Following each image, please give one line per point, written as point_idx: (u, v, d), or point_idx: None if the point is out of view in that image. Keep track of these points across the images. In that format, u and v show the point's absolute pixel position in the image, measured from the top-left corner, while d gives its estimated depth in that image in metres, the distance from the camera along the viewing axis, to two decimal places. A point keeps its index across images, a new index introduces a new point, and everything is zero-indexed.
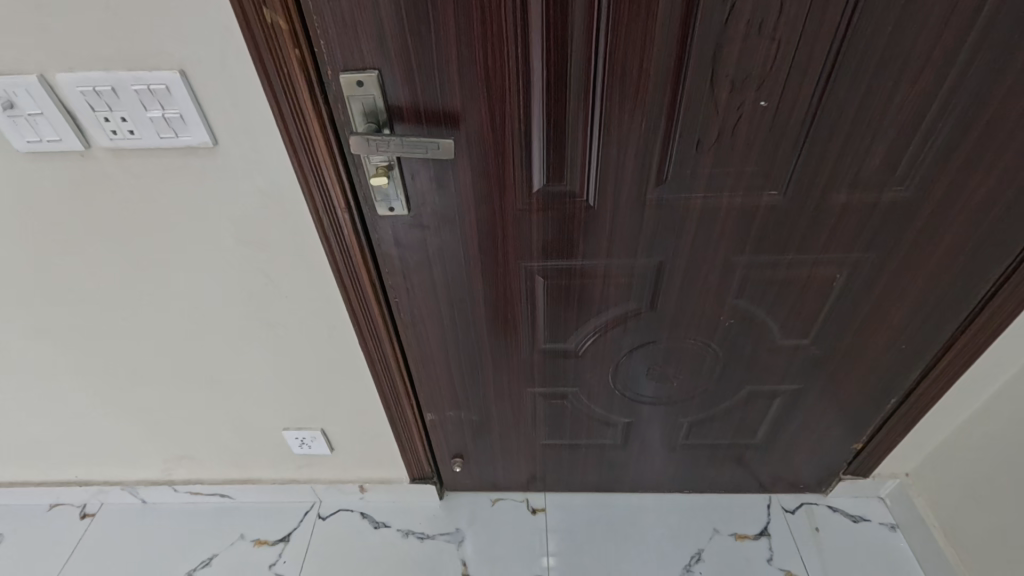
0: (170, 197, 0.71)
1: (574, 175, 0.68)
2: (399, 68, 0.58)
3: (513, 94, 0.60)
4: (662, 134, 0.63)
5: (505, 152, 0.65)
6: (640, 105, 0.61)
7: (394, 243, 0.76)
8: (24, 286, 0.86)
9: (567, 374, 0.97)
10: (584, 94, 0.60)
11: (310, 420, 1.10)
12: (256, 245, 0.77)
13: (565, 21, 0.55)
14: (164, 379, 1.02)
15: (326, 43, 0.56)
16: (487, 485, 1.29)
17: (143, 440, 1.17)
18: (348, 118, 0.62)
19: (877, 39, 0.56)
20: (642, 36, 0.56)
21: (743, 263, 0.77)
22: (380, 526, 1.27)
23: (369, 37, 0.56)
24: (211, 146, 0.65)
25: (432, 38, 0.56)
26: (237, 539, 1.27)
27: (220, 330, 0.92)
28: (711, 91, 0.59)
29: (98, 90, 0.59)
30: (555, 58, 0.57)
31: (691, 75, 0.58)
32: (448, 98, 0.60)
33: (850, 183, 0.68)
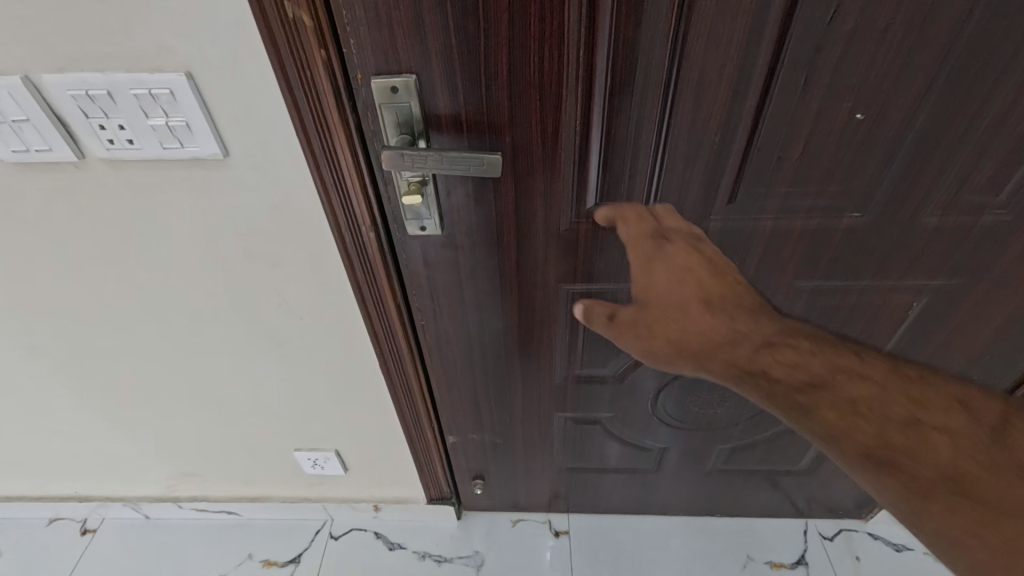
0: (174, 212, 0.63)
1: (631, 194, 0.60)
2: (440, 73, 0.50)
3: (569, 103, 0.52)
4: (736, 150, 0.55)
5: (555, 169, 0.57)
6: (715, 118, 0.53)
7: (423, 264, 0.68)
8: (15, 302, 0.78)
9: (602, 399, 0.90)
10: (652, 104, 0.52)
11: (324, 441, 1.04)
12: (269, 264, 0.70)
13: (638, 20, 0.47)
14: (168, 397, 0.96)
15: (356, 43, 0.48)
16: (508, 505, 1.22)
17: (146, 457, 1.11)
18: (378, 129, 0.54)
19: (1004, 43, 0.47)
20: (727, 38, 0.48)
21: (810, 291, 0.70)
22: (395, 547, 1.21)
23: (407, 36, 0.48)
24: (221, 157, 0.57)
25: (480, 37, 0.48)
26: (245, 560, 1.21)
27: (229, 350, 0.85)
28: (799, 102, 0.51)
29: (92, 94, 0.51)
30: (622, 62, 0.49)
31: (778, 83, 0.50)
32: (495, 106, 0.52)
33: (943, 205, 0.60)
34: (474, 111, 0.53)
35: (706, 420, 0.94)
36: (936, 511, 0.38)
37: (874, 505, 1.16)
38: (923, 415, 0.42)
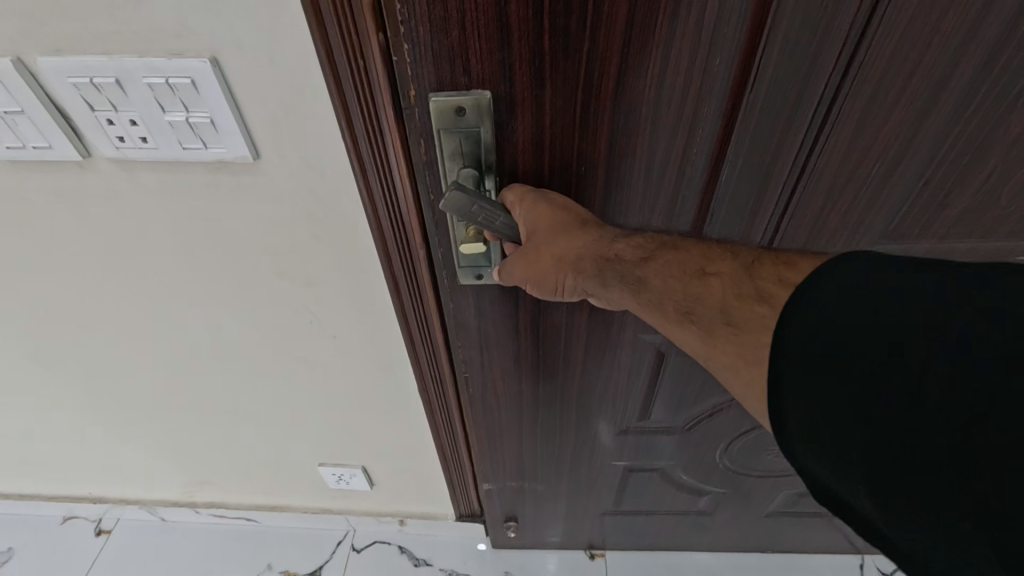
0: (195, 222, 0.55)
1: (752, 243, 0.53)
2: (525, 88, 0.40)
3: (701, 122, 0.43)
4: (902, 176, 0.48)
5: (677, 201, 0.49)
6: (882, 140, 0.45)
7: (488, 329, 0.60)
8: (19, 306, 0.71)
9: (661, 446, 0.85)
10: (817, 125, 0.44)
11: (350, 457, 0.96)
12: (302, 280, 0.61)
13: (822, 28, 0.39)
14: (186, 407, 0.88)
15: (412, 49, 0.38)
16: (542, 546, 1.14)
17: (162, 464, 1.04)
18: (432, 159, 0.44)
19: None
20: (923, 47, 0.40)
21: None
22: (421, 563, 1.15)
23: (488, 42, 0.38)
24: (250, 160, 0.48)
25: (586, 42, 0.38)
26: (264, 570, 1.16)
27: (253, 365, 0.77)
28: (995, 126, 0.45)
29: (97, 82, 0.42)
30: (783, 74, 0.41)
31: (982, 95, 0.42)
32: (596, 122, 0.42)
33: None
34: (567, 137, 0.43)
35: (777, 467, 0.88)
36: (731, 366, 0.35)
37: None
38: (709, 266, 0.38)
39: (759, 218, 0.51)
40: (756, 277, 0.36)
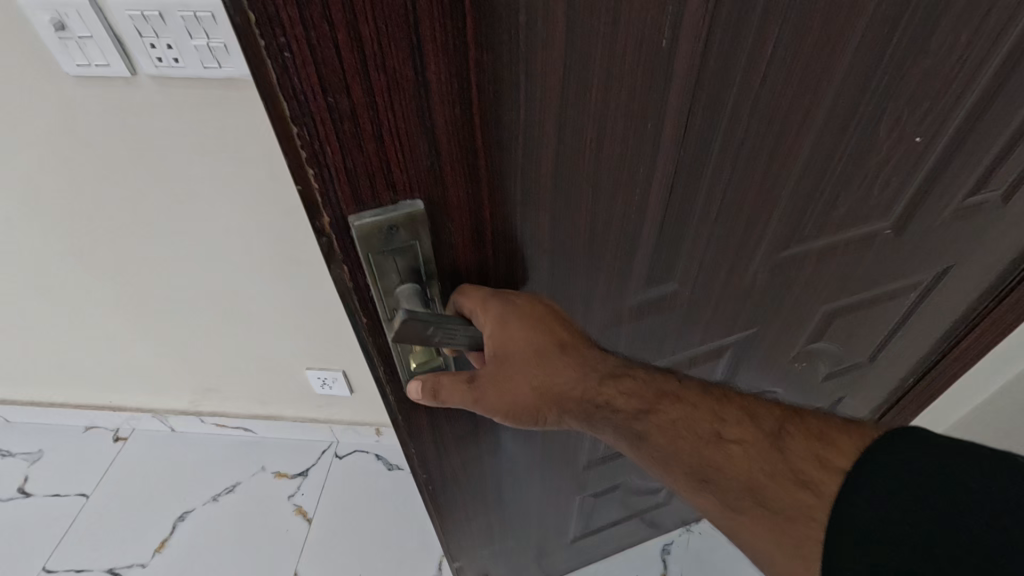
0: (207, 130, 0.72)
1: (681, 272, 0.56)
2: (461, 191, 0.37)
3: (645, 173, 0.44)
4: (809, 191, 0.53)
5: (622, 253, 0.50)
6: (790, 161, 0.50)
7: (463, 435, 0.58)
8: (66, 212, 0.88)
9: (616, 469, 0.94)
10: (741, 162, 0.47)
11: (332, 360, 1.14)
12: (291, 182, 0.78)
13: (732, 74, 0.41)
14: (196, 313, 1.06)
15: (320, 172, 0.32)
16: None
17: (174, 372, 1.23)
18: (360, 286, 0.38)
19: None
20: (820, 76, 0.44)
21: (807, 290, 0.68)
22: (393, 468, 1.35)
23: (414, 153, 0.33)
24: (252, 78, 0.66)
25: (512, 130, 0.36)
26: (259, 470, 1.34)
27: (251, 268, 0.94)
28: (874, 136, 0.52)
29: (146, 14, 0.60)
30: (697, 116, 0.42)
31: (861, 112, 0.49)
32: (534, 208, 0.41)
33: (960, 190, 0.63)
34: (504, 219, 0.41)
35: None
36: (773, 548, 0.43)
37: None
38: (726, 433, 0.48)
39: (694, 252, 0.55)
40: (790, 455, 0.44)
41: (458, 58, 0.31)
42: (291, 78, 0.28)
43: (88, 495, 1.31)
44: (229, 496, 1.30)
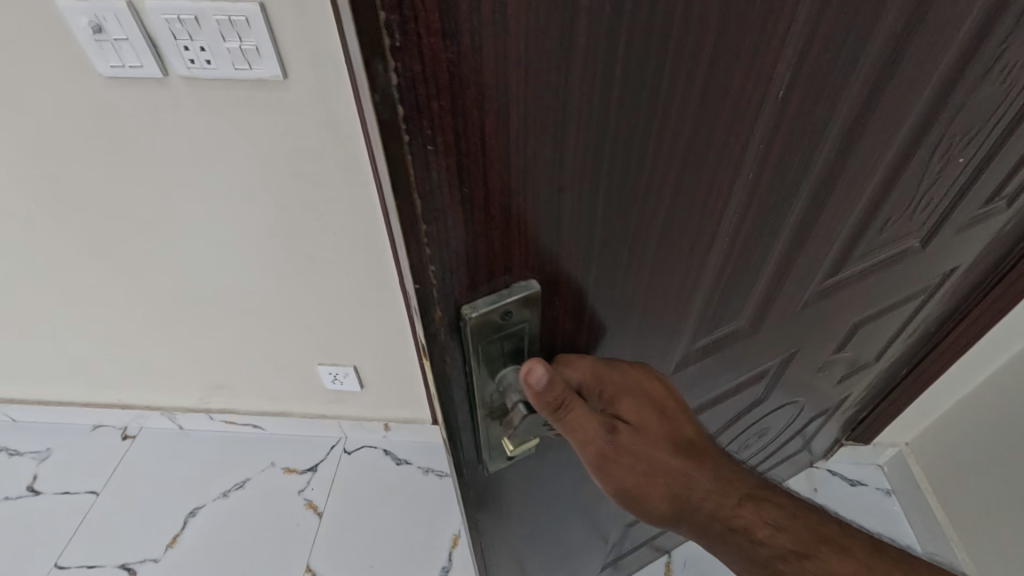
0: (235, 129, 0.75)
1: (740, 312, 0.52)
2: (568, 267, 0.35)
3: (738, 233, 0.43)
4: (863, 220, 0.52)
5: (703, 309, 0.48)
6: (850, 197, 0.47)
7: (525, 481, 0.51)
8: (86, 211, 0.90)
9: None
10: (809, 204, 0.45)
11: (344, 357, 1.16)
12: (312, 180, 0.81)
13: (823, 121, 0.38)
14: (210, 311, 1.08)
15: (442, 265, 0.31)
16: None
17: (185, 370, 1.24)
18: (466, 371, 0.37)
19: None
20: (897, 114, 0.41)
21: (842, 310, 0.66)
22: (401, 462, 1.36)
23: (532, 233, 0.32)
24: (281, 79, 0.68)
25: (627, 205, 0.34)
26: (268, 466, 1.36)
27: (267, 265, 0.96)
28: (927, 166, 0.50)
29: (181, 18, 0.63)
30: (784, 166, 0.39)
31: (923, 145, 0.47)
32: (637, 278, 0.39)
33: (984, 203, 0.63)
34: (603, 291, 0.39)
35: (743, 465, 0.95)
36: None
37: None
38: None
39: (766, 297, 0.53)
40: None
41: (588, 143, 0.29)
42: (433, 174, 0.27)
43: (98, 493, 1.32)
44: (239, 492, 1.31)
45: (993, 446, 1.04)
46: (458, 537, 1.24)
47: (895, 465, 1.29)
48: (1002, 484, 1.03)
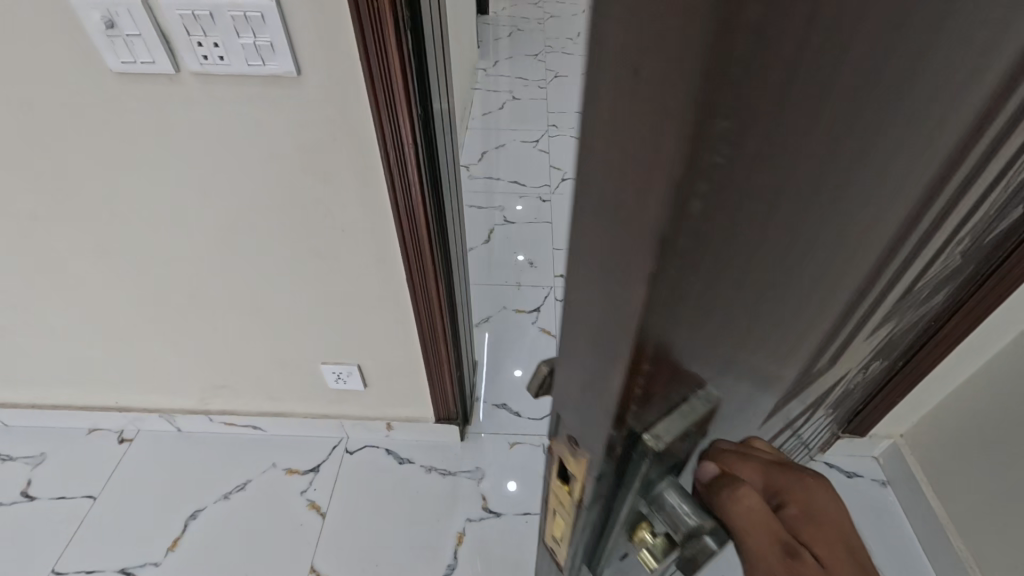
0: (246, 125, 0.75)
1: (844, 361, 0.49)
2: (740, 362, 0.32)
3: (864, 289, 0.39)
4: (964, 256, 0.49)
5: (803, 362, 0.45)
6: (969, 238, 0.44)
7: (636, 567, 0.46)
8: (89, 209, 0.89)
9: None
10: (944, 253, 0.41)
11: (348, 355, 1.16)
12: (322, 177, 0.81)
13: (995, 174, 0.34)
14: (214, 310, 1.07)
15: (645, 392, 0.26)
16: (522, 515, 1.28)
17: (185, 370, 1.23)
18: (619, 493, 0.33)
19: None
20: None
21: (903, 333, 0.64)
22: (404, 462, 1.36)
23: (728, 335, 0.28)
24: (294, 75, 0.69)
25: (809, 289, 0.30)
26: (269, 467, 1.35)
27: (273, 263, 0.96)
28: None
29: (196, 14, 0.63)
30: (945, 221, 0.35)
31: None
32: (789, 347, 0.35)
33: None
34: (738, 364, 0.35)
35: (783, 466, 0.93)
36: None
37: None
38: None
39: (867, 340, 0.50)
40: None
41: (814, 234, 0.25)
42: (679, 299, 0.22)
43: (95, 496, 1.30)
44: (240, 494, 1.30)
45: (987, 437, 1.07)
46: (463, 535, 1.24)
47: (891, 457, 1.32)
48: (997, 473, 1.05)
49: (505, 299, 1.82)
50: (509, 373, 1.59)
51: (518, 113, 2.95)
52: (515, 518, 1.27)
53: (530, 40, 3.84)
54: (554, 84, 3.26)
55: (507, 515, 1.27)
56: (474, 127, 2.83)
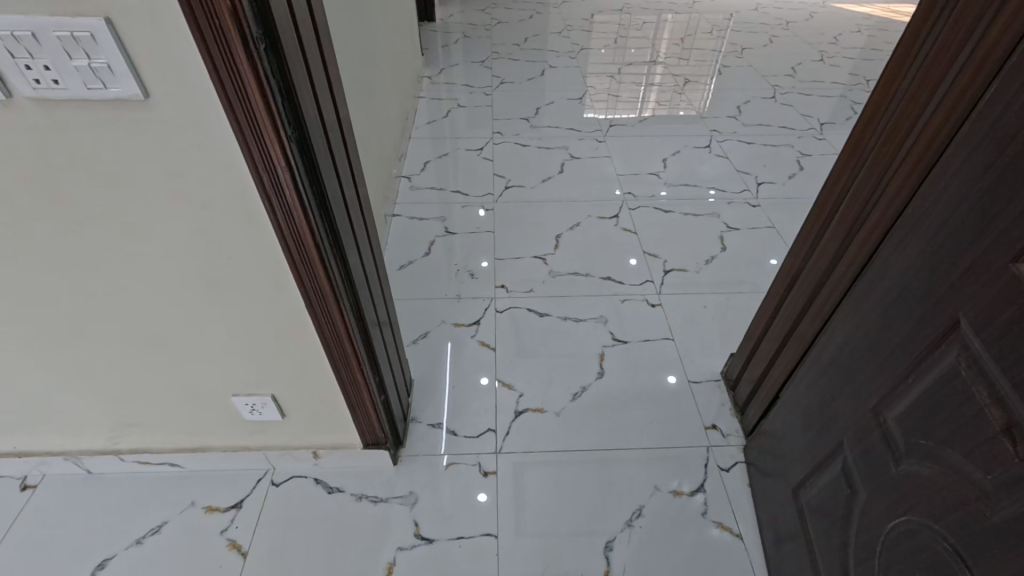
0: (101, 152, 0.69)
1: (947, 419, 0.70)
2: None
3: (986, 431, 0.64)
4: (943, 313, 0.73)
5: (953, 477, 0.68)
6: (971, 309, 0.68)
7: None
8: None
9: (863, 509, 0.88)
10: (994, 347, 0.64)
11: (260, 386, 1.10)
12: (198, 204, 0.76)
13: None
14: (107, 346, 1.00)
15: None
16: (454, 540, 1.23)
17: (87, 410, 1.15)
18: None
19: (961, 162, 0.73)
20: (1002, 290, 0.63)
21: (871, 339, 0.90)
22: (333, 490, 1.30)
23: None
24: (142, 99, 0.64)
25: None
26: (188, 506, 1.27)
27: (162, 295, 0.90)
28: (951, 258, 0.72)
29: (16, 35, 0.57)
30: None
31: (967, 261, 0.69)
32: None
33: (897, 232, 0.86)
34: (1002, 546, 0.61)
35: (822, 491, 1.03)
36: None
37: (738, 431, 1.45)
38: None
39: (938, 397, 0.72)
40: None
41: None
42: None
43: None
44: (154, 537, 1.22)
45: None
46: (393, 564, 1.19)
47: None
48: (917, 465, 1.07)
49: (443, 313, 1.79)
50: (445, 391, 1.54)
51: (464, 121, 2.92)
52: (448, 543, 1.23)
53: (478, 48, 3.82)
54: (500, 91, 3.24)
55: (440, 541, 1.23)
56: (419, 135, 2.78)
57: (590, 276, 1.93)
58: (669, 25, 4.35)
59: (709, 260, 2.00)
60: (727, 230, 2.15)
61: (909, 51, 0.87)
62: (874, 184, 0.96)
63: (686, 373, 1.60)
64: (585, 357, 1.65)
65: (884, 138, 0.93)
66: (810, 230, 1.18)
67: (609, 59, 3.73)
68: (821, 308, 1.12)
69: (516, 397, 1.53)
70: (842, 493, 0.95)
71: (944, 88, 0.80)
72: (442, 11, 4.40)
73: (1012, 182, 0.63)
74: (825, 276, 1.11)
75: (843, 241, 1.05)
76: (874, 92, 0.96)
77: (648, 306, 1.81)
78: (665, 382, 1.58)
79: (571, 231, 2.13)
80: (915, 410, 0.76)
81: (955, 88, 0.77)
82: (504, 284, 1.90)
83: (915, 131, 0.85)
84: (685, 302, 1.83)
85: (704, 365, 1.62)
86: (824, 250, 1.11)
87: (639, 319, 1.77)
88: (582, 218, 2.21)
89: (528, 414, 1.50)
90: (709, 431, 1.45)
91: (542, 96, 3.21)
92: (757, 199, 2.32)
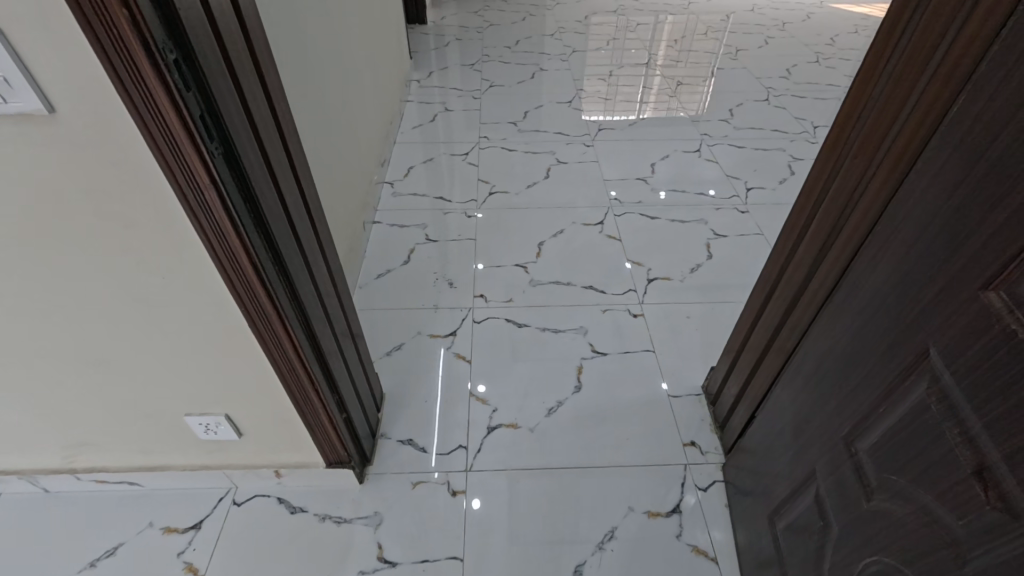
0: (12, 169, 0.66)
1: (917, 454, 0.65)
2: None
3: (958, 472, 0.59)
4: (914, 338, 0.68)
5: (925, 519, 0.63)
6: (943, 338, 0.63)
7: None
8: None
9: (836, 541, 0.83)
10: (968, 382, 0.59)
11: (212, 405, 1.06)
12: (121, 222, 0.72)
13: None
14: (49, 366, 0.96)
15: None
16: (418, 564, 1.19)
17: (37, 430, 1.12)
18: None
19: (932, 175, 0.68)
20: (975, 319, 0.58)
21: (843, 360, 0.85)
22: (296, 510, 1.26)
23: None
24: (47, 113, 0.60)
25: None
26: (146, 527, 1.24)
27: (98, 315, 0.86)
28: (923, 280, 0.67)
29: None
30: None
31: (939, 284, 0.64)
32: None
33: (869, 247, 0.81)
34: None
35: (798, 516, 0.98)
36: None
37: (718, 448, 1.40)
38: None
39: (909, 430, 0.67)
40: None
41: None
42: None
43: None
44: (108, 560, 1.18)
45: None
46: None
47: None
48: None
49: (419, 323, 1.74)
50: (416, 405, 1.50)
51: (451, 126, 2.88)
52: (411, 567, 1.18)
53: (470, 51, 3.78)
54: (489, 94, 3.20)
55: (403, 564, 1.19)
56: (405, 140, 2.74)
57: (572, 285, 1.88)
58: (664, 27, 4.30)
59: (694, 269, 1.95)
60: (715, 237, 2.09)
61: (882, 55, 0.82)
62: (848, 194, 0.91)
63: (666, 387, 1.55)
64: (562, 370, 1.60)
65: (857, 147, 0.88)
66: (785, 240, 1.13)
67: (602, 61, 3.68)
68: (797, 322, 1.07)
69: (489, 412, 1.49)
70: (817, 523, 0.90)
71: (916, 94, 0.75)
72: (435, 14, 4.37)
73: (985, 201, 0.58)
74: (801, 290, 1.06)
75: (818, 255, 1.00)
76: (847, 96, 0.90)
77: (629, 316, 1.76)
78: (644, 396, 1.53)
79: (554, 239, 2.09)
80: (886, 442, 0.71)
81: (926, 96, 0.72)
82: (483, 293, 1.85)
83: (889, 139, 0.81)
84: (668, 312, 1.78)
85: (685, 378, 1.57)
86: (800, 263, 1.06)
87: (621, 331, 1.72)
88: (566, 225, 2.16)
89: (502, 429, 1.45)
90: (687, 448, 1.40)
91: (532, 99, 3.17)
92: (746, 205, 2.27)
